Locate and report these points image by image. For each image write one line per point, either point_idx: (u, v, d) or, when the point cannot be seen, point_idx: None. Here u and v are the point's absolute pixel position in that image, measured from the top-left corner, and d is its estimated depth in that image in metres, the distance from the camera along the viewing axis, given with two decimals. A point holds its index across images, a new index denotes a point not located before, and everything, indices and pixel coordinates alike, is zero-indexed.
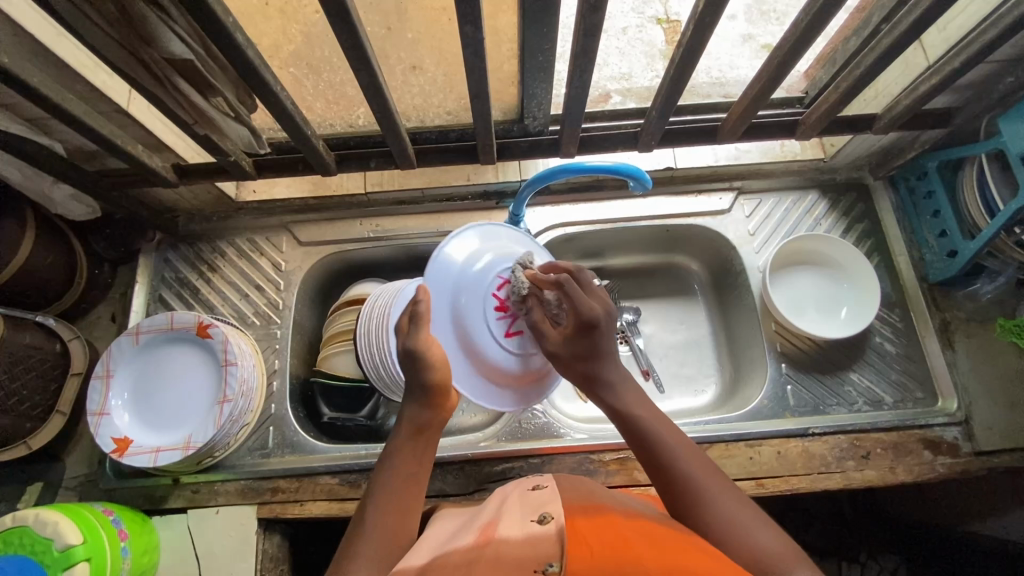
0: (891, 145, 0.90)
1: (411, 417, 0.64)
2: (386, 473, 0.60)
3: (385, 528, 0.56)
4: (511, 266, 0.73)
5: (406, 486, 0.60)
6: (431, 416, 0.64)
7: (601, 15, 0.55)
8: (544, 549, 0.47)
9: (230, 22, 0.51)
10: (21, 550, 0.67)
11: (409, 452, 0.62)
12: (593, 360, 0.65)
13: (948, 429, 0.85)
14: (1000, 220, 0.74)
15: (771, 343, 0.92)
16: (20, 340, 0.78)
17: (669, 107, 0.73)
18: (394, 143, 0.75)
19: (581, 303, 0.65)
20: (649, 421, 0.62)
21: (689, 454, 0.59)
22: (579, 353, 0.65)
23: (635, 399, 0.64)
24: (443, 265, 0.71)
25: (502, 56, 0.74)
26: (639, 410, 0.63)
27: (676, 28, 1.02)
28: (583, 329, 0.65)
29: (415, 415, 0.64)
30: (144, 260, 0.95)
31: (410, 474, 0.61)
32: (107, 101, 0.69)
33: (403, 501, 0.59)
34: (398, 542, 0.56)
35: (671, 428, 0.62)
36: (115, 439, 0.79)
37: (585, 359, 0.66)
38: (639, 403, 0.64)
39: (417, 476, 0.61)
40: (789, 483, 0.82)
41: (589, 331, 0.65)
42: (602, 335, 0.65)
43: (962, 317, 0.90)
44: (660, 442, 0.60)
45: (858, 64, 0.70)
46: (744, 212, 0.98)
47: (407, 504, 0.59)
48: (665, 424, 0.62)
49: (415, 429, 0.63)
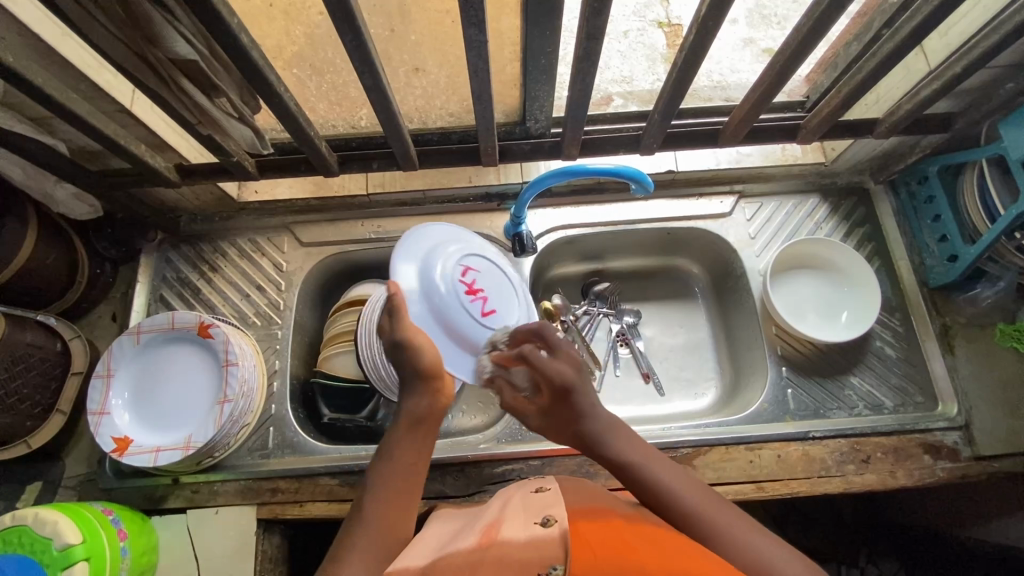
0: (892, 150, 0.91)
1: (409, 409, 0.64)
2: (384, 467, 0.61)
3: (382, 520, 0.57)
4: (468, 255, 0.77)
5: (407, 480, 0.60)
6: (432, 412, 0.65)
7: (603, 20, 0.56)
8: (548, 551, 0.46)
9: (236, 23, 0.52)
10: (21, 550, 0.67)
11: (406, 444, 0.62)
12: (577, 423, 0.65)
13: (948, 434, 0.85)
14: (1000, 224, 0.74)
15: (771, 346, 0.92)
16: (20, 339, 0.78)
17: (671, 111, 0.74)
18: (397, 144, 0.76)
19: (546, 371, 0.66)
20: (652, 467, 0.61)
21: (693, 491, 0.58)
22: (562, 422, 0.67)
23: (631, 447, 0.63)
24: (403, 266, 0.71)
25: (505, 58, 0.74)
26: (637, 457, 0.62)
27: (677, 32, 1.03)
28: (557, 396, 0.66)
29: (414, 407, 0.64)
30: (145, 259, 0.95)
31: (409, 466, 0.61)
32: (112, 102, 0.69)
33: (402, 495, 0.59)
34: (395, 532, 0.57)
35: (671, 468, 0.61)
36: (115, 438, 0.79)
37: (569, 424, 0.66)
38: (631, 447, 0.63)
39: (416, 469, 0.62)
40: (789, 486, 0.82)
41: (563, 397, 0.66)
42: (579, 397, 0.65)
43: (962, 322, 0.90)
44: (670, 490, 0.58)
45: (858, 71, 0.71)
46: (744, 215, 0.98)
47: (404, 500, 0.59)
48: (663, 464, 0.62)
49: (412, 421, 0.64)
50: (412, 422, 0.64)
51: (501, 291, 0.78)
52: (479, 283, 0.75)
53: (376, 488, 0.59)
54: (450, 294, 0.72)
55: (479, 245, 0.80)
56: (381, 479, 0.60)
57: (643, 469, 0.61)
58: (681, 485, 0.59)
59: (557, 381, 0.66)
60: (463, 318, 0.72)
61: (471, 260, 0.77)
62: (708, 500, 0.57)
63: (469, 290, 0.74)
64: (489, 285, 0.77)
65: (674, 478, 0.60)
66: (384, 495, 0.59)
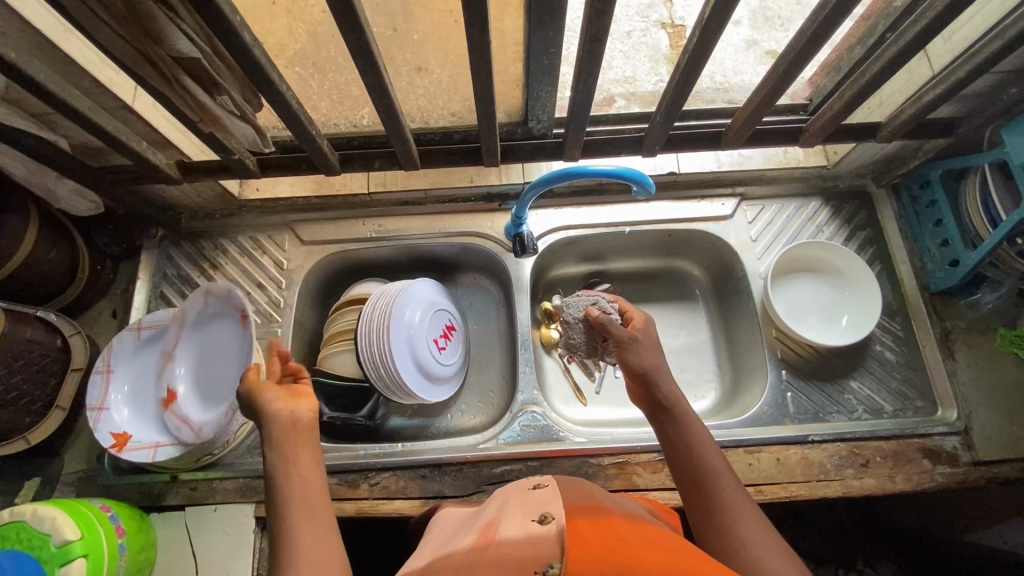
0: (894, 154, 0.91)
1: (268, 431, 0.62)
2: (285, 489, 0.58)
3: (311, 536, 0.54)
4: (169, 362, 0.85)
5: (314, 494, 0.58)
6: (283, 420, 0.62)
7: (607, 21, 0.55)
8: (545, 549, 0.46)
9: (239, 21, 0.51)
10: (18, 545, 0.67)
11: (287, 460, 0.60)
12: (657, 365, 0.67)
13: (948, 439, 0.85)
14: (1001, 230, 0.74)
15: (771, 350, 0.92)
16: (20, 335, 0.78)
17: (674, 112, 0.74)
18: (399, 145, 0.76)
19: (641, 320, 0.75)
20: (692, 434, 0.62)
21: (725, 473, 0.59)
22: (653, 357, 0.68)
23: (681, 409, 0.64)
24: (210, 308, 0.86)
25: (507, 58, 0.73)
26: (684, 419, 0.63)
27: (681, 33, 1.03)
28: (646, 337, 0.71)
29: (271, 427, 0.62)
30: (147, 256, 0.96)
31: (306, 480, 0.59)
32: (112, 98, 0.69)
33: (315, 507, 0.57)
34: (329, 542, 0.54)
35: (710, 445, 0.61)
36: (114, 434, 0.79)
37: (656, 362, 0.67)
38: (685, 412, 0.64)
39: (308, 478, 0.59)
40: (788, 490, 0.82)
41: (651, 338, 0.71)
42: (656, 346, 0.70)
43: (963, 327, 0.90)
44: (702, 453, 0.60)
45: (862, 73, 0.71)
46: (746, 218, 0.98)
47: (312, 507, 0.57)
48: (704, 436, 0.62)
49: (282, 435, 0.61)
50: (281, 433, 0.61)
51: (178, 374, 0.85)
52: (229, 332, 0.86)
53: (288, 511, 0.56)
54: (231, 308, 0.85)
55: (203, 317, 0.87)
56: (294, 503, 0.57)
57: (687, 430, 0.62)
58: (715, 462, 0.59)
59: (645, 323, 0.74)
60: (216, 372, 0.85)
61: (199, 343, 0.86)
62: (733, 487, 0.58)
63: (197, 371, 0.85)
64: (209, 343, 0.87)
65: (711, 453, 0.60)
66: (297, 515, 0.56)
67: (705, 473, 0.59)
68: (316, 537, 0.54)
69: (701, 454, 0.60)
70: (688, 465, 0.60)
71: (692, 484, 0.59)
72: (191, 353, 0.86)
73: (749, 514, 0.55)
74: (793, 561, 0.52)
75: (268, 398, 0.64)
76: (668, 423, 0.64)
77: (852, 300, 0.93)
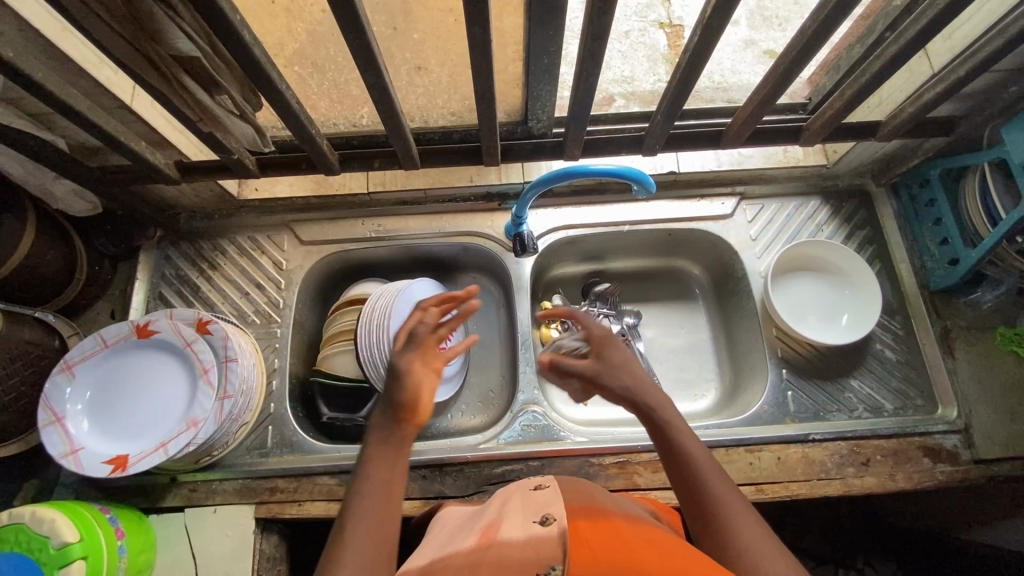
0: (893, 153, 0.92)
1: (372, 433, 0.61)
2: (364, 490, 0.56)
3: (371, 536, 0.52)
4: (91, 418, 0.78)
5: (392, 501, 0.55)
6: (395, 424, 0.61)
7: (608, 20, 0.55)
8: (546, 551, 0.46)
9: (239, 20, 0.51)
10: (17, 548, 0.67)
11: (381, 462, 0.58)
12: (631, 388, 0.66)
13: (948, 437, 0.85)
14: (1001, 228, 0.74)
15: (771, 349, 0.92)
16: (18, 336, 0.78)
17: (674, 112, 0.73)
18: (398, 144, 0.76)
19: (592, 328, 0.71)
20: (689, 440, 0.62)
21: (719, 478, 0.59)
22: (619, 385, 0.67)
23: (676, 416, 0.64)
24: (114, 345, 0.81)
25: (507, 57, 0.73)
26: (680, 426, 0.63)
27: (679, 32, 1.03)
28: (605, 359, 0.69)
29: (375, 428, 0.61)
30: (145, 256, 0.95)
31: (386, 480, 0.57)
32: (111, 97, 0.68)
33: (388, 512, 0.54)
34: (386, 546, 0.52)
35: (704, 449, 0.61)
36: (108, 459, 0.75)
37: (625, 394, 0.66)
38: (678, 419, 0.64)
39: (392, 482, 0.57)
40: (789, 489, 0.82)
41: (607, 358, 0.69)
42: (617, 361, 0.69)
43: (963, 325, 0.90)
44: (697, 458, 0.60)
45: (861, 73, 0.71)
46: (746, 217, 0.98)
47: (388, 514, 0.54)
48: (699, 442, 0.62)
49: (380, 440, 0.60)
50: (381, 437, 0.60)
51: (112, 423, 0.79)
52: (140, 358, 0.82)
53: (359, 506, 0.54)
54: (134, 327, 0.81)
55: (118, 346, 0.82)
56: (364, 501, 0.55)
57: (678, 436, 0.62)
58: (710, 466, 0.59)
59: (600, 331, 0.71)
60: (155, 385, 0.81)
61: (120, 387, 0.81)
62: (728, 491, 0.58)
63: (133, 403, 0.80)
64: (131, 377, 0.81)
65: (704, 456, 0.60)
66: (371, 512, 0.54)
67: (700, 478, 0.59)
68: (374, 536, 0.52)
69: (695, 459, 0.60)
70: (681, 470, 0.60)
71: (686, 489, 0.59)
72: (116, 392, 0.80)
73: (745, 517, 0.55)
74: (790, 563, 0.52)
75: (397, 397, 0.62)
76: (655, 436, 0.63)
77: (850, 299, 0.93)
